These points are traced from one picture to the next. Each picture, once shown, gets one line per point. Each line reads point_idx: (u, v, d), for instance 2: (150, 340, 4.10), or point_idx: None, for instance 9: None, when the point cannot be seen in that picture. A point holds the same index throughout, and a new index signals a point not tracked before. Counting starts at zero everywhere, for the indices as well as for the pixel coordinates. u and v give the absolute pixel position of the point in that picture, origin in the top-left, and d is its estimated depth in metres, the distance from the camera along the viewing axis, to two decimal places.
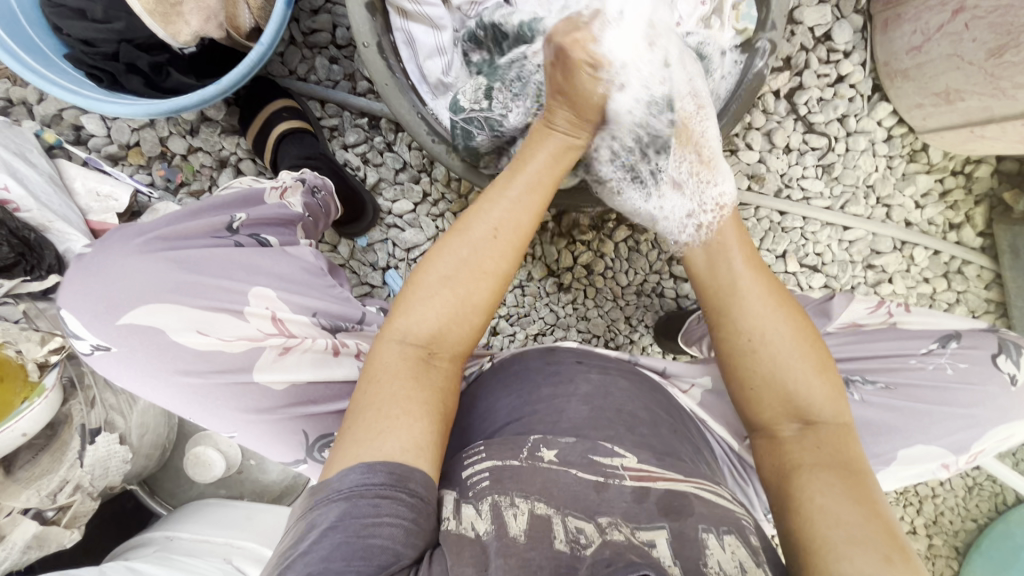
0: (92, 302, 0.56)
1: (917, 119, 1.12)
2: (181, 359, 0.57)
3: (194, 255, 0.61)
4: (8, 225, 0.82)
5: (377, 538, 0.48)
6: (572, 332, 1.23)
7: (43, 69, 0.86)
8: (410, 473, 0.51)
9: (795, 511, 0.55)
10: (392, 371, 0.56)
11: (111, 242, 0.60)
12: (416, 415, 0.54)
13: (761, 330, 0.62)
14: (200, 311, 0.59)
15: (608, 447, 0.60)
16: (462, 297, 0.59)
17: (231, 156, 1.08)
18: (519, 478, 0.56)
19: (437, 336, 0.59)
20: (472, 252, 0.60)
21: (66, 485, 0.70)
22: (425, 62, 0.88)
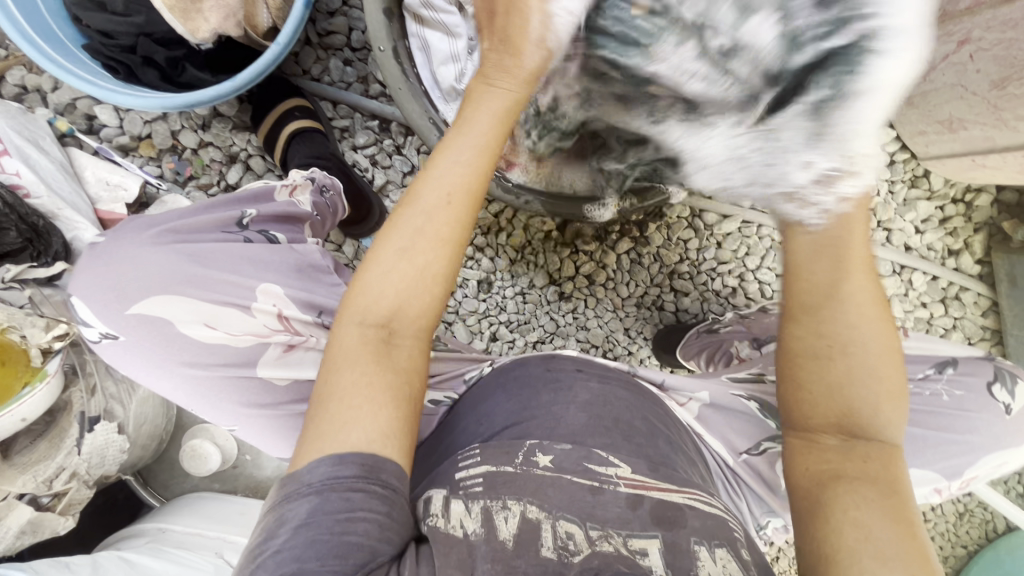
0: (102, 292, 0.56)
1: (920, 146, 1.14)
2: (186, 352, 0.57)
3: (203, 249, 0.61)
4: (18, 212, 0.83)
5: (352, 534, 0.48)
6: (571, 341, 1.23)
7: (61, 58, 0.87)
8: (382, 464, 0.51)
9: (821, 519, 0.52)
10: (352, 355, 0.55)
11: (124, 231, 0.60)
12: (379, 405, 0.53)
13: (851, 338, 0.55)
14: (207, 304, 0.58)
15: (603, 455, 0.61)
16: (419, 267, 0.55)
17: (242, 152, 1.09)
18: (512, 484, 0.57)
19: (395, 314, 0.56)
20: (426, 221, 0.55)
21: (62, 472, 0.70)
22: (438, 69, 0.88)
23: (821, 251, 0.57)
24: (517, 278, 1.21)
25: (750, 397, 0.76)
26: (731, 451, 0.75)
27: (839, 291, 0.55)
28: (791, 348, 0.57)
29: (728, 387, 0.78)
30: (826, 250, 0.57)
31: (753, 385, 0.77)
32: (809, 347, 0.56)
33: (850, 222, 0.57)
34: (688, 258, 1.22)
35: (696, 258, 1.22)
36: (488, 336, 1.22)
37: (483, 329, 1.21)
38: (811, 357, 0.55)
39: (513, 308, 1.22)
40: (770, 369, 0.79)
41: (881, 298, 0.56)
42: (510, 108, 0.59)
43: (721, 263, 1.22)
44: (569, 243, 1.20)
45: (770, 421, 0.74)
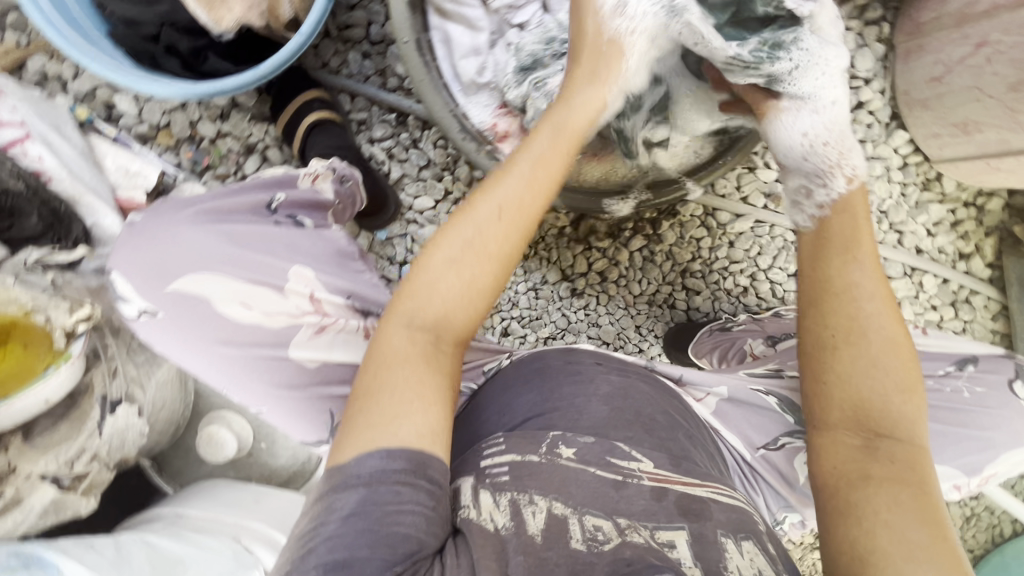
0: (142, 269, 0.58)
1: (934, 148, 1.15)
2: (222, 329, 0.58)
3: (240, 230, 0.62)
4: (40, 197, 0.83)
5: (400, 524, 0.48)
6: (583, 338, 1.23)
7: (88, 46, 0.88)
8: (427, 461, 0.52)
9: (851, 520, 0.53)
10: (400, 355, 0.55)
11: (163, 211, 0.62)
12: (428, 403, 0.54)
13: (858, 330, 0.59)
14: (244, 284, 0.60)
15: (625, 450, 0.61)
16: (468, 280, 0.57)
17: (259, 142, 1.10)
18: (538, 475, 0.57)
19: (442, 319, 0.57)
20: (476, 232, 0.58)
21: (83, 453, 0.69)
22: (460, 62, 0.89)
23: (831, 253, 0.63)
24: (529, 274, 1.22)
25: (767, 392, 0.76)
26: (748, 447, 0.76)
27: (853, 288, 0.60)
28: (808, 346, 0.62)
29: (745, 381, 0.78)
30: (838, 251, 0.63)
31: (772, 381, 0.77)
32: (824, 339, 0.60)
33: (849, 220, 0.65)
34: (700, 257, 1.23)
35: (708, 257, 1.23)
36: (500, 330, 1.22)
37: (495, 322, 1.21)
38: (822, 350, 0.60)
39: (525, 302, 1.22)
40: (787, 363, 0.78)
41: (891, 295, 0.61)
42: (564, 126, 0.64)
43: (733, 262, 1.23)
44: (582, 240, 1.21)
45: (788, 415, 0.74)
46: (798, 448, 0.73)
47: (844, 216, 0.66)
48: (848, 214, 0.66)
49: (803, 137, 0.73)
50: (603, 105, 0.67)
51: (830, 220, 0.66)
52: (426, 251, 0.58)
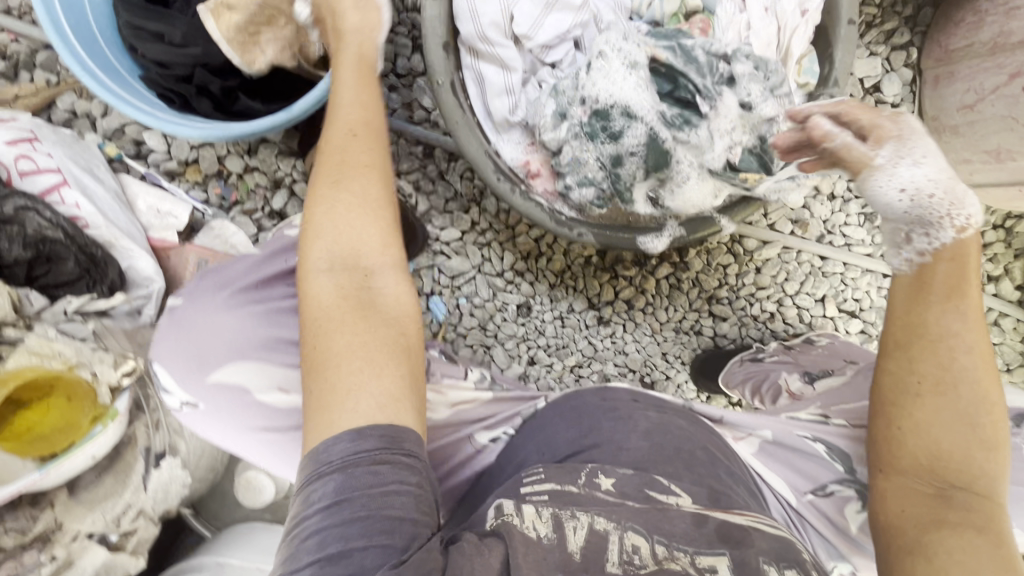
0: (182, 363, 0.57)
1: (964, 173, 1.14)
2: (264, 417, 0.57)
3: (276, 311, 0.60)
4: (78, 243, 0.83)
5: (389, 507, 0.48)
6: (609, 366, 1.23)
7: (120, 90, 0.88)
8: (402, 433, 0.51)
9: (920, 558, 0.54)
10: (328, 305, 0.55)
11: (198, 293, 0.60)
12: (380, 367, 0.53)
13: (948, 380, 0.60)
14: (281, 368, 0.58)
15: (665, 484, 0.60)
16: (359, 197, 0.60)
17: (287, 177, 1.09)
18: (579, 501, 0.56)
19: (357, 250, 0.58)
20: (343, 157, 0.62)
21: (129, 510, 0.71)
22: (493, 100, 0.87)
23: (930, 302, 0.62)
24: (556, 302, 1.21)
25: (815, 438, 0.76)
26: (795, 492, 0.74)
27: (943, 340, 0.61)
28: (887, 387, 0.63)
29: (791, 426, 0.78)
30: (936, 300, 0.62)
31: (819, 428, 0.77)
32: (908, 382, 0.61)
33: (952, 272, 0.62)
34: (726, 283, 1.22)
35: (735, 284, 1.23)
36: (525, 359, 1.20)
37: (521, 352, 1.20)
38: (902, 392, 0.61)
39: (552, 331, 1.21)
40: (832, 411, 0.79)
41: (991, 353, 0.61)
42: (354, 61, 0.73)
43: (760, 288, 1.22)
44: (608, 268, 1.20)
45: (838, 463, 0.74)
46: (847, 498, 0.72)
47: (948, 268, 0.63)
48: (958, 268, 0.63)
49: (901, 192, 0.66)
50: (376, 24, 0.76)
51: (932, 267, 0.63)
52: (313, 196, 0.61)
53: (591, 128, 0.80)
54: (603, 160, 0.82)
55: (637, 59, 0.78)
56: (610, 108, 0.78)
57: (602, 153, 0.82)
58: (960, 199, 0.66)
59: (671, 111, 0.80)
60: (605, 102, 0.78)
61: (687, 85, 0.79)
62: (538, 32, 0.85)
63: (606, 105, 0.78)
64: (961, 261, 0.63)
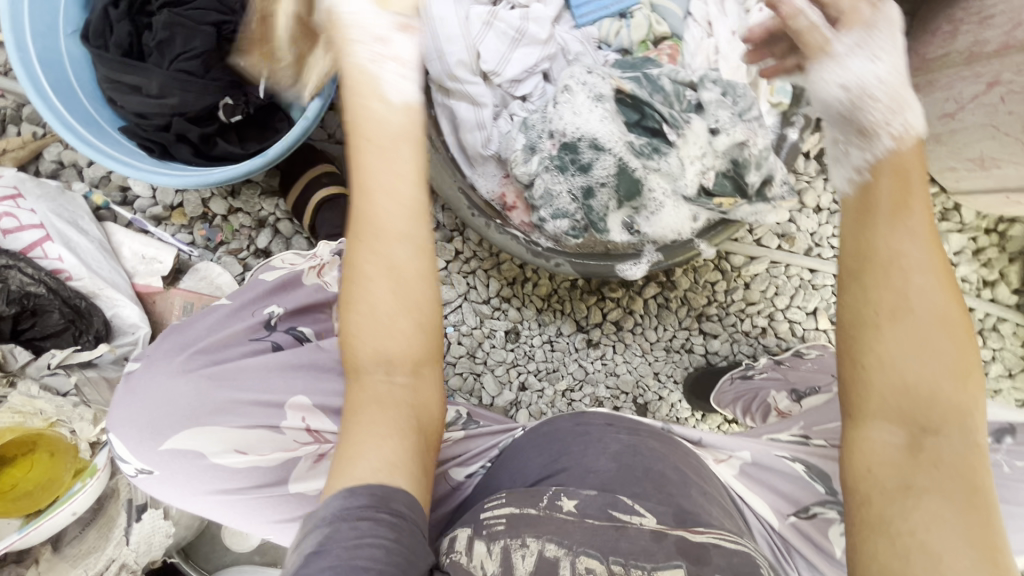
0: (136, 430, 0.58)
1: (950, 181, 1.12)
2: (219, 480, 0.57)
3: (229, 371, 0.61)
4: (62, 295, 0.85)
5: (360, 558, 0.43)
6: (601, 389, 1.21)
7: (100, 142, 0.90)
8: (392, 493, 0.47)
9: (883, 538, 0.47)
10: (364, 395, 0.52)
11: (156, 359, 0.62)
12: (382, 436, 0.50)
13: (904, 308, 0.49)
14: (232, 430, 0.58)
15: (629, 503, 0.60)
16: (399, 285, 0.52)
17: (270, 216, 1.10)
18: (535, 526, 0.57)
19: (399, 350, 0.53)
20: (391, 224, 0.52)
21: (112, 563, 0.70)
22: (465, 137, 0.87)
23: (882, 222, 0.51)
24: (544, 327, 1.20)
25: (793, 458, 0.77)
26: (777, 514, 0.75)
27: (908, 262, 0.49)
28: (846, 317, 0.51)
29: (770, 447, 0.78)
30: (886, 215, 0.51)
31: (799, 448, 0.78)
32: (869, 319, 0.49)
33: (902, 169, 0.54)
34: (715, 300, 1.22)
35: (724, 300, 1.22)
36: (517, 386, 1.19)
37: (511, 378, 1.19)
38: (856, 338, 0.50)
39: (541, 356, 1.20)
40: (812, 431, 0.79)
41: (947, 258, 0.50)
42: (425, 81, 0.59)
43: (750, 304, 1.21)
44: (595, 291, 1.21)
45: (818, 484, 0.74)
46: (830, 520, 0.72)
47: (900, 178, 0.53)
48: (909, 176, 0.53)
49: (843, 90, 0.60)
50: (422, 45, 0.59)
51: (875, 185, 0.53)
52: (354, 264, 0.53)
53: (559, 160, 0.80)
54: (576, 191, 0.81)
55: (602, 92, 0.78)
56: (578, 141, 0.78)
57: (573, 185, 0.81)
58: (904, 105, 0.58)
59: (639, 140, 0.79)
60: (572, 136, 0.78)
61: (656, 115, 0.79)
62: (506, 68, 0.85)
63: (574, 138, 0.78)
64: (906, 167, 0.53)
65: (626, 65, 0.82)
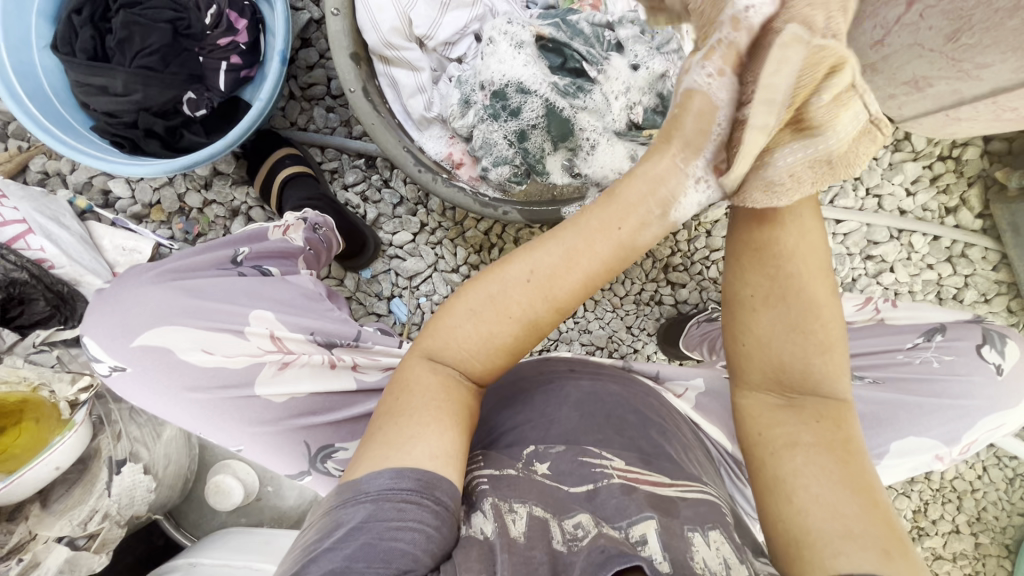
0: (109, 328, 0.62)
1: (894, 109, 1.15)
2: (187, 377, 0.62)
3: (201, 283, 0.66)
4: (44, 281, 0.92)
5: (399, 541, 0.44)
6: (575, 345, 1.25)
7: (75, 141, 0.97)
8: (438, 480, 0.48)
9: (784, 498, 0.53)
10: (424, 386, 0.54)
11: (127, 276, 0.66)
12: (444, 425, 0.52)
13: (788, 284, 0.55)
14: (204, 331, 0.63)
15: (596, 450, 0.58)
16: (507, 312, 0.54)
17: (243, 205, 1.17)
18: (516, 486, 0.53)
19: (474, 362, 0.55)
20: (542, 262, 0.54)
21: (95, 514, 0.75)
22: (408, 101, 0.93)
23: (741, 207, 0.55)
24: None
25: None
26: (731, 439, 0.74)
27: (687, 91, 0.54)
28: (729, 292, 0.58)
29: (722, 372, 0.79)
30: (756, 225, 0.56)
31: None
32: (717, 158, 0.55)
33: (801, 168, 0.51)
34: (679, 250, 1.24)
35: (688, 250, 1.24)
36: None
37: None
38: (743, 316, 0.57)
39: None
40: None
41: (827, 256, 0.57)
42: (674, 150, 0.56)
43: (713, 251, 1.23)
44: None
45: None
46: None
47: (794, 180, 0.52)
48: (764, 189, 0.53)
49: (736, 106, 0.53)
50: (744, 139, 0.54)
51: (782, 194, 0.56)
52: (487, 276, 0.55)
53: (494, 106, 0.86)
54: (513, 135, 0.87)
55: (523, 39, 0.85)
56: (506, 87, 0.85)
57: (507, 131, 0.87)
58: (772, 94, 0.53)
59: (563, 81, 0.86)
60: (501, 83, 0.85)
61: (575, 58, 0.86)
62: (438, 31, 0.92)
63: (502, 85, 0.85)
64: (775, 185, 0.52)
65: (549, 15, 0.89)
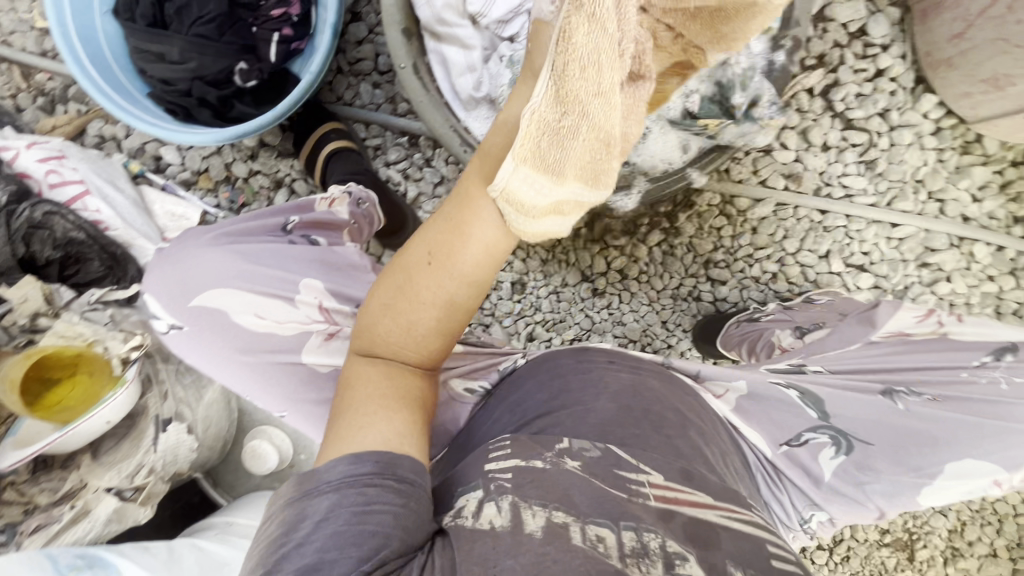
0: (168, 287, 0.64)
1: (967, 109, 1.08)
2: (240, 340, 0.63)
3: (255, 250, 0.67)
4: (100, 242, 0.95)
5: (368, 524, 0.44)
6: (608, 337, 1.23)
7: (131, 107, 0.98)
8: (398, 459, 0.49)
9: None
10: (367, 384, 0.56)
11: (186, 239, 0.68)
12: (393, 411, 0.54)
13: None
14: (257, 297, 0.64)
15: (633, 462, 0.55)
16: (425, 297, 0.55)
17: (286, 176, 1.18)
18: (541, 483, 0.51)
19: (407, 355, 0.57)
20: (439, 239, 0.54)
21: (141, 468, 0.78)
22: (457, 79, 0.92)
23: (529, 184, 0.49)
24: (549, 277, 1.23)
25: (788, 384, 0.71)
26: (770, 443, 0.70)
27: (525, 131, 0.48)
28: None
29: (766, 376, 0.72)
30: None
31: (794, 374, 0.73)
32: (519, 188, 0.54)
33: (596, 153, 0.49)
34: (722, 246, 1.20)
35: (732, 246, 1.20)
36: (525, 336, 1.23)
37: (519, 329, 1.23)
38: None
39: (548, 306, 1.23)
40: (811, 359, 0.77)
41: None
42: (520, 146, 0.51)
43: (758, 249, 1.19)
44: (599, 240, 1.21)
45: (810, 409, 0.69)
46: (822, 445, 0.68)
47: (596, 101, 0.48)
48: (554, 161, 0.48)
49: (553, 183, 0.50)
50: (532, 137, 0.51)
51: None
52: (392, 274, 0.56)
53: None
54: None
55: None
56: None
57: None
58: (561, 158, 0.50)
59: None
60: None
61: None
62: (491, 8, 0.90)
63: None
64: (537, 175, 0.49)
65: None
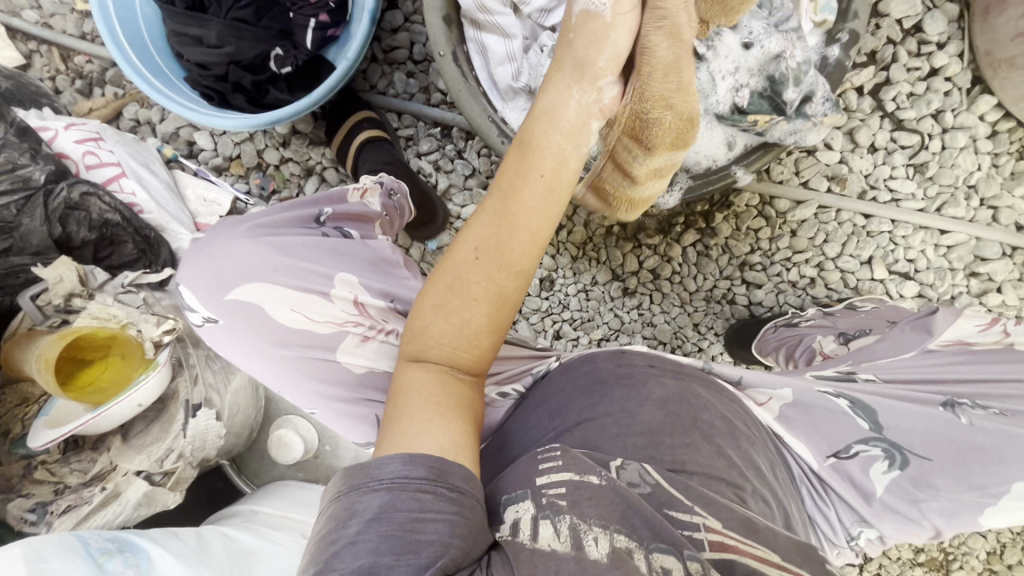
0: (202, 277, 0.62)
1: None
2: (274, 332, 0.62)
3: (291, 242, 0.66)
4: (134, 225, 0.95)
5: (422, 533, 0.43)
6: (637, 338, 1.21)
7: (167, 90, 0.98)
8: (450, 466, 0.48)
9: None
10: (417, 389, 0.54)
11: (221, 229, 0.66)
12: (448, 420, 0.52)
13: None
14: (292, 290, 0.63)
15: (688, 500, 0.51)
16: (473, 291, 0.55)
17: (317, 165, 1.18)
18: (596, 502, 0.48)
19: (456, 357, 0.56)
20: (491, 232, 0.55)
21: (171, 452, 0.78)
22: (495, 69, 0.90)
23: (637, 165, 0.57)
24: (579, 275, 1.20)
25: (838, 393, 0.68)
26: (816, 456, 0.66)
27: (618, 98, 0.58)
28: None
29: (812, 383, 0.70)
30: None
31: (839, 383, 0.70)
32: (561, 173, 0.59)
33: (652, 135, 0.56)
34: (759, 248, 1.16)
35: (769, 249, 1.16)
36: (552, 333, 1.21)
37: (546, 326, 1.21)
38: None
39: (576, 305, 1.20)
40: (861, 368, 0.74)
41: None
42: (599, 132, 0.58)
43: (797, 253, 1.15)
44: (631, 237, 1.18)
45: (860, 418, 0.66)
46: (873, 458, 0.64)
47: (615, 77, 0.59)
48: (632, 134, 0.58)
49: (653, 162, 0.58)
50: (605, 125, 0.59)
51: None
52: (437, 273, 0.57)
53: None
54: None
55: None
56: None
57: None
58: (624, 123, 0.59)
59: None
60: None
61: None
62: None
63: None
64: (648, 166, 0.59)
65: None
